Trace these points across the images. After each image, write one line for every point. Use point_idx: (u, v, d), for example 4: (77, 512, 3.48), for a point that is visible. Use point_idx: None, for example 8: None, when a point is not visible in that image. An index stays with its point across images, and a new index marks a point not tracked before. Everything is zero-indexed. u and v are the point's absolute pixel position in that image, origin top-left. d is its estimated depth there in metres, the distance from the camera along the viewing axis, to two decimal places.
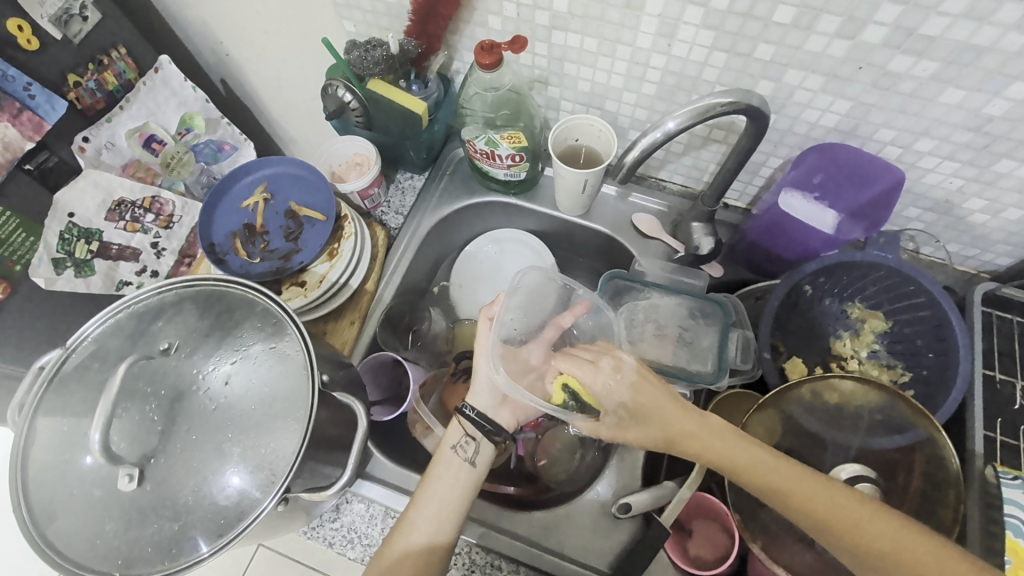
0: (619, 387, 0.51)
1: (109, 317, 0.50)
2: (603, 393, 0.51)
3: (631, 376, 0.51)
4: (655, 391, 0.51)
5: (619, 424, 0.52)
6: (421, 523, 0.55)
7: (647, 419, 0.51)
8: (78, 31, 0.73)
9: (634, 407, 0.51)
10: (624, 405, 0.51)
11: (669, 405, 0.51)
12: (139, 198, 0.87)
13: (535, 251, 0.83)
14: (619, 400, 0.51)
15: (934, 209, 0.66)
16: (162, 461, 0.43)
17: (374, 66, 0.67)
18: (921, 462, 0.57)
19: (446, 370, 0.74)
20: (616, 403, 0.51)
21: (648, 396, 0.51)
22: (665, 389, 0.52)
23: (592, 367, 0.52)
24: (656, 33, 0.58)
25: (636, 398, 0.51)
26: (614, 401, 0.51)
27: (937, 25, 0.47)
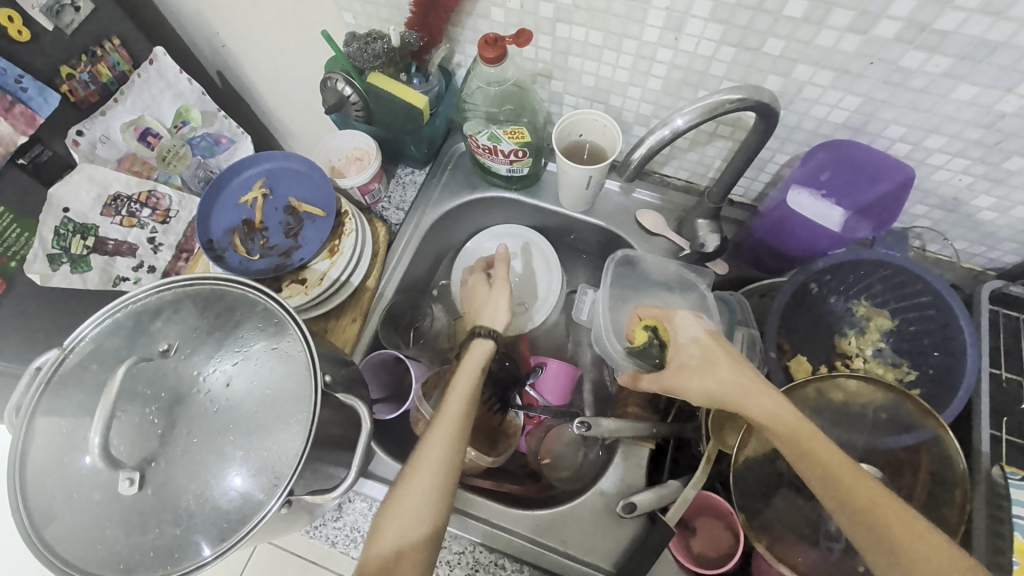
0: (697, 327, 0.57)
1: (105, 318, 0.49)
2: (685, 328, 0.57)
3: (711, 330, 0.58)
4: (727, 349, 0.54)
5: (686, 361, 0.55)
6: (431, 465, 0.53)
7: (719, 359, 0.53)
8: (70, 22, 0.71)
9: (706, 348, 0.55)
10: (698, 340, 0.56)
11: (739, 366, 0.53)
12: (135, 192, 0.86)
13: (538, 248, 0.83)
14: (694, 335, 0.56)
15: (942, 206, 0.65)
16: (162, 465, 0.42)
17: (374, 59, 0.66)
18: (928, 462, 0.56)
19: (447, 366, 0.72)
20: (692, 334, 0.56)
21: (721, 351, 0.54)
22: (737, 355, 0.54)
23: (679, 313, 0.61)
24: (663, 27, 0.57)
25: (712, 343, 0.55)
26: (688, 334, 0.57)
27: (951, 20, 0.46)
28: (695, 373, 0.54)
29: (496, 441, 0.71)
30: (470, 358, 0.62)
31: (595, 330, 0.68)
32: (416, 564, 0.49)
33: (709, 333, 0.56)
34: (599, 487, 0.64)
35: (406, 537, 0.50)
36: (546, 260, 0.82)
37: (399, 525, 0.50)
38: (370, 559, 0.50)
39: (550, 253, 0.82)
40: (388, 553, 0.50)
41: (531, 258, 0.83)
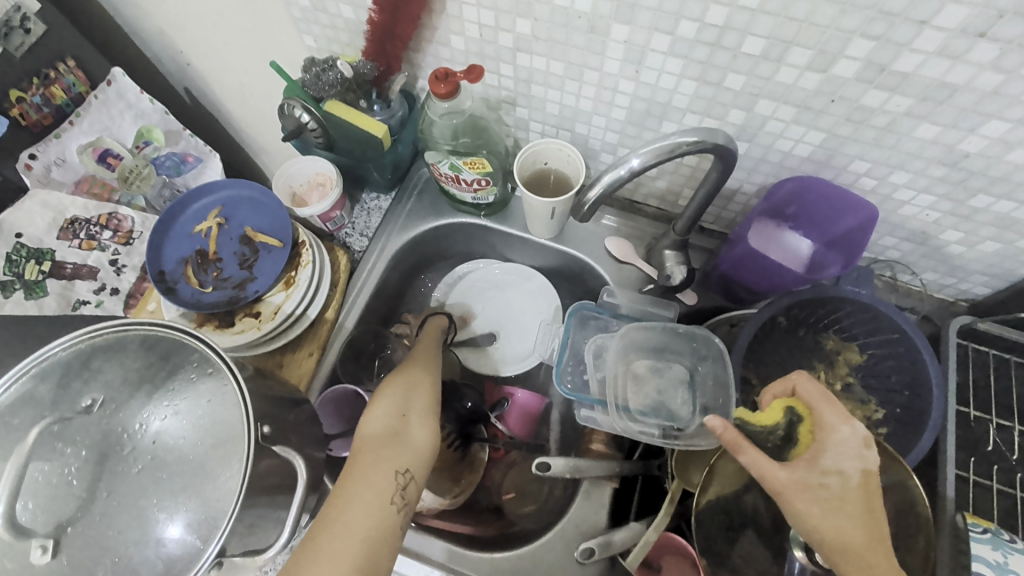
0: (855, 463, 0.46)
1: (18, 373, 0.45)
2: (836, 453, 0.46)
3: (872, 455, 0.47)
4: (872, 500, 0.45)
5: (816, 485, 0.45)
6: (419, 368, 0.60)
7: (849, 505, 0.44)
8: (20, 44, 0.68)
9: (850, 488, 0.45)
10: (842, 476, 0.46)
11: (863, 519, 0.44)
12: (94, 215, 0.83)
13: (523, 279, 0.84)
14: (839, 468, 0.46)
15: (911, 239, 0.64)
16: (79, 531, 0.40)
17: (329, 88, 0.64)
18: (893, 507, 0.55)
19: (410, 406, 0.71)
20: (843, 466, 0.46)
21: (865, 497, 0.45)
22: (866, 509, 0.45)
23: (840, 413, 0.48)
24: (623, 59, 0.55)
25: (855, 484, 0.45)
26: (837, 460, 0.46)
27: (910, 62, 0.45)
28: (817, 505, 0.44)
29: (460, 476, 0.71)
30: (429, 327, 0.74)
31: (555, 373, 0.67)
32: (419, 421, 0.53)
33: (862, 474, 0.46)
34: (560, 527, 0.62)
35: (408, 403, 0.54)
36: (531, 292, 0.83)
37: (400, 396, 0.54)
38: (371, 423, 0.51)
39: (537, 282, 0.83)
40: (391, 415, 0.52)
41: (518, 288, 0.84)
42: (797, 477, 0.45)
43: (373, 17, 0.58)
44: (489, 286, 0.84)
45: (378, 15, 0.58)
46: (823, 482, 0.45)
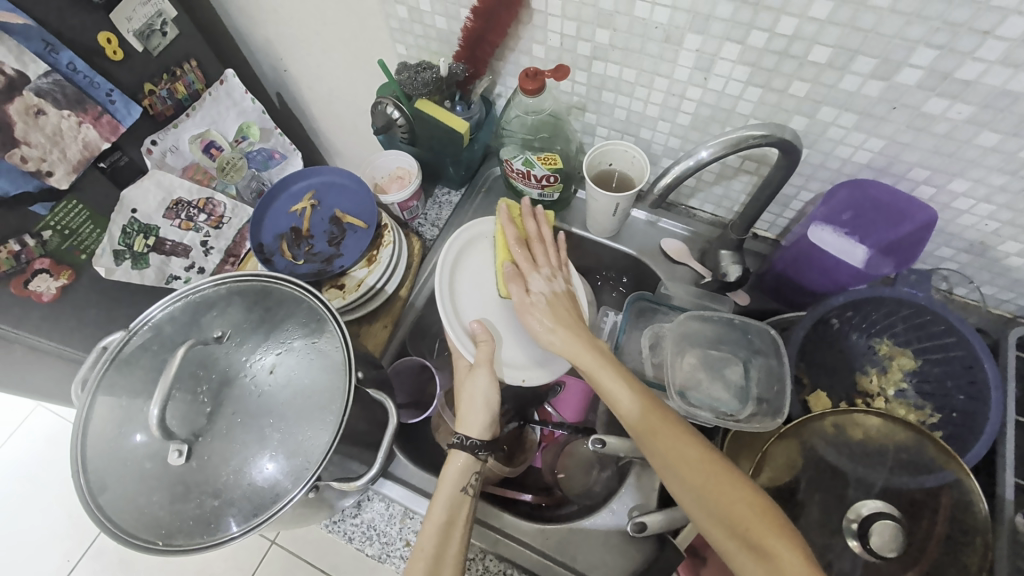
0: (544, 288, 0.66)
1: (169, 304, 0.56)
2: (536, 279, 0.67)
3: (558, 281, 0.68)
4: (564, 308, 0.65)
5: (536, 301, 0.65)
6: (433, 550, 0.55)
7: (558, 312, 0.64)
8: (157, 45, 0.79)
9: (552, 300, 0.65)
10: (550, 293, 0.66)
11: (566, 320, 0.64)
12: (195, 198, 0.92)
13: None
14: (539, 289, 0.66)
15: (968, 249, 0.66)
16: (208, 440, 0.50)
17: (422, 87, 0.70)
18: (948, 505, 0.53)
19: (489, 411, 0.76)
20: (544, 289, 0.66)
21: (559, 308, 0.65)
22: (577, 313, 0.66)
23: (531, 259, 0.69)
24: (694, 67, 0.60)
25: (553, 300, 0.65)
26: (543, 287, 0.67)
27: (972, 70, 0.48)
28: (537, 312, 0.64)
29: (514, 455, 0.76)
30: (456, 463, 0.61)
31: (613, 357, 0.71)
32: None
33: (552, 292, 0.66)
34: (611, 508, 0.65)
35: None
36: None
37: None
38: None
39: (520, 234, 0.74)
40: None
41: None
42: (526, 299, 0.65)
43: (469, 24, 0.65)
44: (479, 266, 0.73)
45: (474, 22, 0.64)
46: (538, 301, 0.65)
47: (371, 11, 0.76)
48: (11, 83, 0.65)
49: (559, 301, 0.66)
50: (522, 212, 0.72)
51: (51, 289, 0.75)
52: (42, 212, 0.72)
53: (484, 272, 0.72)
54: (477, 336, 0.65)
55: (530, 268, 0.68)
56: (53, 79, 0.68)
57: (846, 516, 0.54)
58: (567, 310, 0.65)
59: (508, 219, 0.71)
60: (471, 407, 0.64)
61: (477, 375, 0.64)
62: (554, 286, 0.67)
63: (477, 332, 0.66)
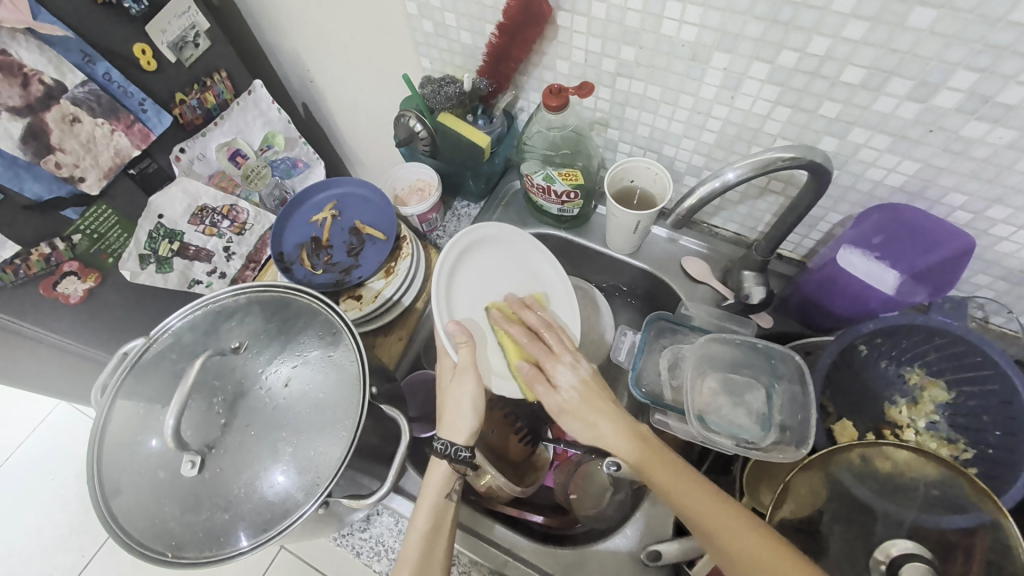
0: (569, 383, 0.61)
1: (189, 313, 0.56)
2: (562, 376, 0.61)
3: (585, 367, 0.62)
4: (596, 400, 0.60)
5: (567, 403, 0.60)
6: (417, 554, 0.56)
7: (595, 408, 0.59)
8: (190, 56, 0.81)
9: (583, 397, 0.60)
10: (580, 382, 0.61)
11: (612, 416, 0.58)
12: (220, 205, 0.93)
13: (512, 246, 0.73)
14: (569, 385, 0.61)
15: (1007, 277, 0.63)
16: (220, 451, 0.50)
17: (446, 101, 0.72)
18: (984, 549, 0.49)
19: (503, 426, 0.75)
20: (571, 382, 0.61)
21: (593, 403, 0.59)
22: (612, 393, 0.61)
23: (546, 351, 0.63)
24: (720, 85, 0.59)
25: (584, 397, 0.60)
26: (569, 382, 0.61)
27: (1015, 94, 0.47)
28: (572, 421, 0.59)
29: (524, 472, 0.74)
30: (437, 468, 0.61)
31: (631, 378, 0.69)
32: None
33: (580, 385, 0.60)
34: (626, 533, 0.64)
35: None
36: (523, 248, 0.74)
37: None
38: None
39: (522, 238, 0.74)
40: None
41: (512, 266, 0.73)
42: (557, 405, 0.60)
43: (494, 40, 0.65)
44: (476, 272, 0.70)
45: (498, 39, 0.64)
46: (568, 406, 0.60)
47: (398, 26, 0.76)
48: (50, 92, 0.66)
49: (592, 390, 0.60)
50: (512, 309, 0.69)
51: (78, 291, 0.77)
52: (73, 217, 0.73)
53: (482, 276, 0.70)
54: (457, 338, 0.62)
55: (549, 359, 0.62)
56: (89, 88, 0.70)
57: (873, 555, 0.50)
58: (604, 396, 0.60)
59: (502, 322, 0.67)
60: (454, 409, 0.61)
61: (464, 381, 0.61)
62: (584, 373, 0.61)
63: (455, 334, 0.62)
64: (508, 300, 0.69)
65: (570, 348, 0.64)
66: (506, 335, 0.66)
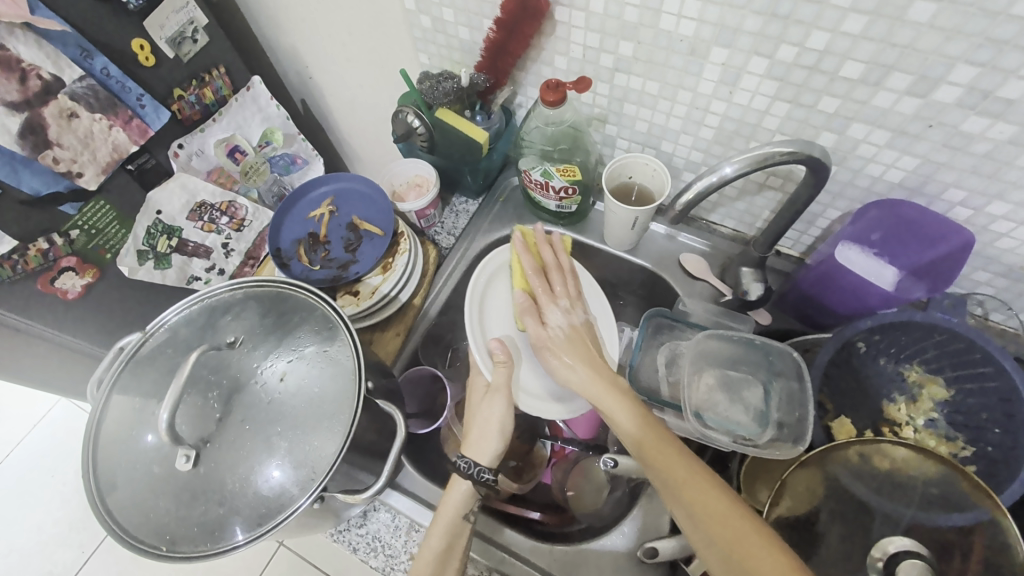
0: (558, 322, 0.66)
1: (185, 308, 0.56)
2: (555, 314, 0.66)
3: (577, 316, 0.67)
4: (579, 342, 0.64)
5: (552, 335, 0.65)
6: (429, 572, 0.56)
7: (578, 347, 0.63)
8: (188, 51, 0.81)
9: (569, 334, 0.64)
10: (570, 325, 0.66)
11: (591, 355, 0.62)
12: (217, 201, 0.93)
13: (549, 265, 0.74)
14: (555, 324, 0.65)
15: (1007, 274, 0.62)
16: (215, 446, 0.50)
17: (444, 97, 0.71)
18: (982, 547, 0.49)
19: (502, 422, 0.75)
20: (561, 323, 0.65)
21: (575, 341, 0.64)
22: (596, 346, 0.65)
23: (548, 291, 0.68)
24: (719, 80, 0.59)
25: (568, 334, 0.64)
26: (558, 321, 0.66)
27: (1015, 89, 0.46)
28: (551, 350, 0.64)
29: (523, 471, 0.74)
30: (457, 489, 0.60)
31: (629, 373, 0.70)
32: None
33: (568, 327, 0.65)
34: (623, 530, 0.64)
35: None
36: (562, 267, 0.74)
37: None
38: None
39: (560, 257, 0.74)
40: None
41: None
42: (543, 334, 0.65)
43: (492, 35, 0.65)
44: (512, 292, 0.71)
45: (497, 33, 0.64)
46: (551, 339, 0.64)
47: (396, 21, 0.76)
48: (48, 87, 0.67)
49: (577, 334, 0.65)
50: (537, 240, 0.72)
51: (76, 286, 0.77)
52: (71, 212, 0.74)
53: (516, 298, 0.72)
54: (496, 358, 0.65)
55: (547, 300, 0.67)
56: (88, 84, 0.70)
57: (872, 553, 0.49)
58: (588, 341, 0.65)
59: (524, 248, 0.70)
60: (483, 426, 0.63)
61: (495, 401, 0.64)
62: (574, 321, 0.66)
63: (495, 353, 0.65)
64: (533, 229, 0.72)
65: (570, 296, 0.68)
66: (519, 262, 0.70)
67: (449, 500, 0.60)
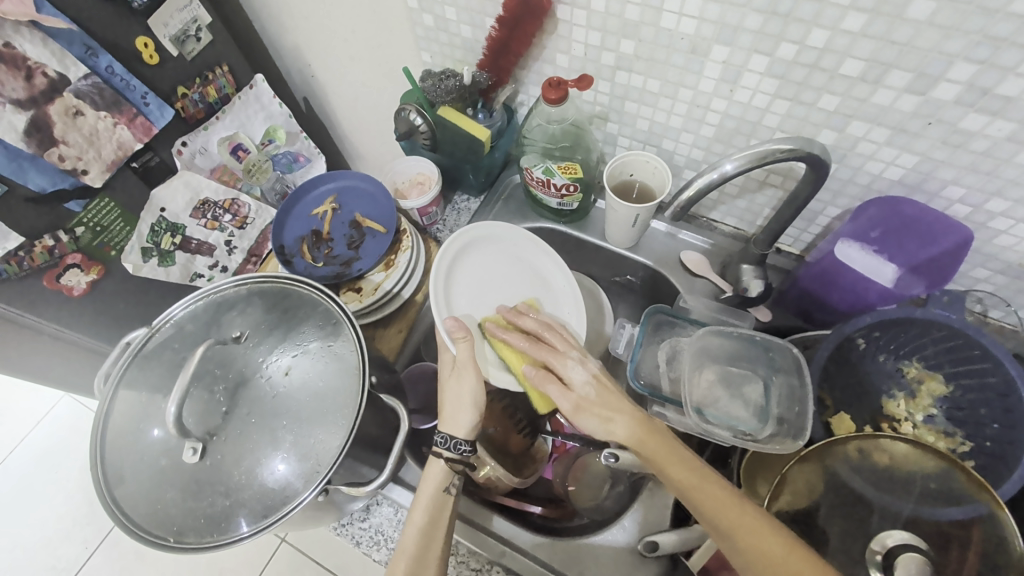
0: (582, 381, 0.59)
1: (190, 303, 0.57)
2: (573, 373, 0.60)
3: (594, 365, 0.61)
4: (610, 395, 0.59)
5: (582, 400, 0.58)
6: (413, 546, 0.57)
7: (614, 404, 0.58)
8: (192, 50, 0.81)
9: (597, 392, 0.58)
10: (593, 380, 0.59)
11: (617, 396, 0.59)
12: (221, 199, 0.93)
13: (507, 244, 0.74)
14: (581, 382, 0.59)
15: (1006, 271, 0.63)
16: (221, 439, 0.50)
17: (446, 94, 0.72)
18: (979, 541, 0.49)
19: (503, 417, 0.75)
20: (584, 379, 0.59)
21: (607, 394, 0.58)
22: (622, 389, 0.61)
23: (552, 353, 0.62)
24: (719, 78, 0.60)
25: (597, 392, 0.58)
26: (581, 380, 0.59)
27: (1014, 86, 0.47)
28: (592, 417, 0.57)
29: (524, 463, 0.74)
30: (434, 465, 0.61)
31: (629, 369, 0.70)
32: None
33: (594, 382, 0.59)
34: (623, 525, 0.64)
35: None
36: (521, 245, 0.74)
37: None
38: None
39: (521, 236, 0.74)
40: None
41: (510, 259, 0.74)
42: (574, 405, 0.58)
43: (494, 33, 0.65)
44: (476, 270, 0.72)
45: (499, 31, 0.64)
46: (586, 404, 0.58)
47: (399, 19, 0.77)
48: (53, 85, 0.67)
49: (607, 387, 0.59)
50: (506, 317, 0.68)
51: (81, 283, 0.78)
52: (76, 209, 0.74)
53: (483, 271, 0.72)
54: (455, 335, 0.61)
55: (558, 359, 0.61)
56: (93, 81, 0.71)
57: (870, 545, 0.50)
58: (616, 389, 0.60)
59: (500, 329, 0.65)
60: (456, 402, 0.61)
61: (463, 378, 0.61)
62: (597, 371, 0.60)
63: (454, 331, 0.62)
64: (498, 312, 0.69)
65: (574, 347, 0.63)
66: (504, 341, 0.65)
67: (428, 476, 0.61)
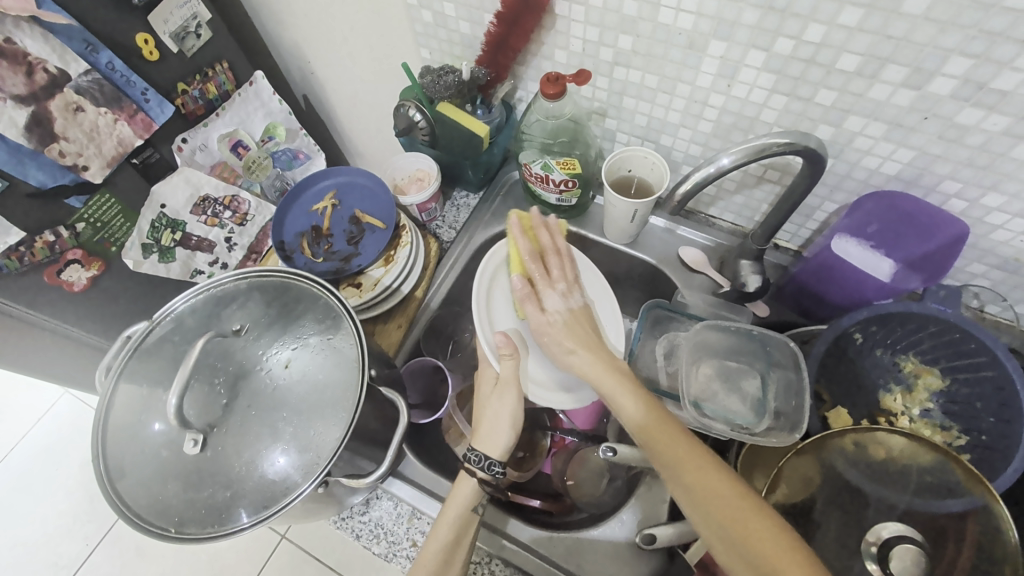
0: (558, 307, 0.64)
1: (191, 297, 0.57)
2: (551, 299, 0.64)
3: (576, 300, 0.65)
4: (579, 328, 0.63)
5: (551, 321, 0.63)
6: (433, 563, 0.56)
7: (583, 335, 0.62)
8: (192, 46, 0.81)
9: (568, 321, 0.63)
10: (570, 310, 0.64)
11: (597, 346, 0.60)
12: (221, 195, 0.93)
13: None
14: (553, 309, 0.64)
15: (1002, 266, 0.63)
16: (221, 432, 0.51)
17: (445, 90, 0.72)
18: (975, 532, 0.49)
19: None
20: (559, 308, 0.64)
21: (576, 326, 0.63)
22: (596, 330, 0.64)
23: (547, 278, 0.65)
24: (716, 74, 0.60)
25: (567, 320, 0.63)
26: (558, 308, 0.64)
27: (1009, 80, 0.47)
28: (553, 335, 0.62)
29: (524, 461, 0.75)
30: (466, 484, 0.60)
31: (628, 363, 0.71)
32: None
33: (567, 312, 0.64)
34: (621, 518, 0.64)
35: None
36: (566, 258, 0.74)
37: None
38: None
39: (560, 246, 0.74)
40: None
41: None
42: (544, 321, 0.63)
43: (492, 29, 0.66)
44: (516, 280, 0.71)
45: (497, 27, 0.65)
46: (551, 323, 0.63)
47: (398, 15, 0.77)
48: (54, 80, 0.68)
49: (578, 321, 0.63)
50: (534, 223, 0.69)
51: (82, 279, 0.78)
52: (77, 205, 0.74)
53: None
54: (502, 351, 0.62)
55: (545, 284, 0.65)
56: (93, 77, 0.71)
57: (865, 536, 0.52)
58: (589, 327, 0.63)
59: (519, 232, 0.67)
60: (496, 421, 0.62)
61: (505, 396, 0.62)
62: (573, 305, 0.64)
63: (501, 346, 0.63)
64: (531, 212, 0.69)
65: (567, 279, 0.66)
66: (517, 245, 0.67)
67: (458, 495, 0.60)
